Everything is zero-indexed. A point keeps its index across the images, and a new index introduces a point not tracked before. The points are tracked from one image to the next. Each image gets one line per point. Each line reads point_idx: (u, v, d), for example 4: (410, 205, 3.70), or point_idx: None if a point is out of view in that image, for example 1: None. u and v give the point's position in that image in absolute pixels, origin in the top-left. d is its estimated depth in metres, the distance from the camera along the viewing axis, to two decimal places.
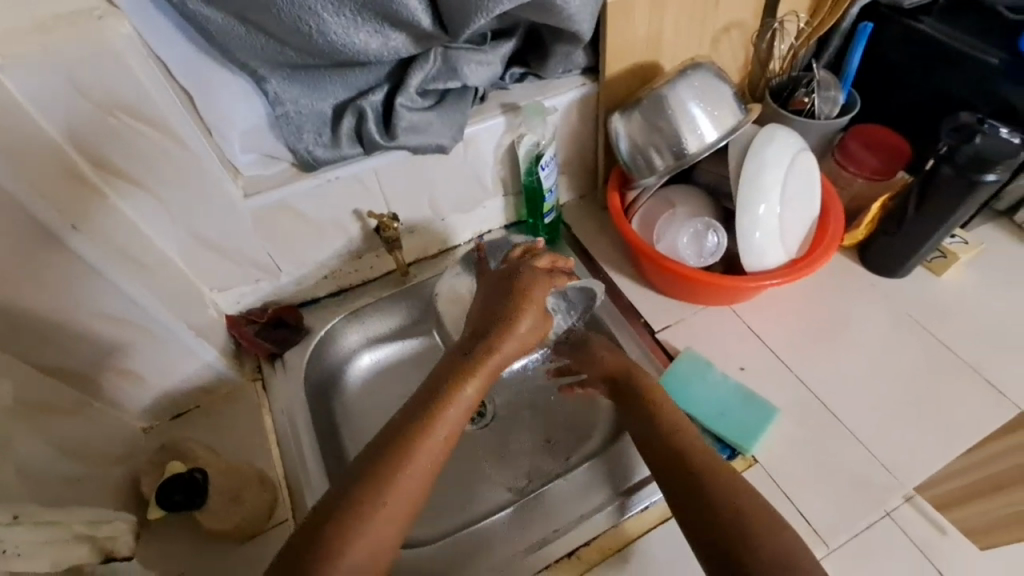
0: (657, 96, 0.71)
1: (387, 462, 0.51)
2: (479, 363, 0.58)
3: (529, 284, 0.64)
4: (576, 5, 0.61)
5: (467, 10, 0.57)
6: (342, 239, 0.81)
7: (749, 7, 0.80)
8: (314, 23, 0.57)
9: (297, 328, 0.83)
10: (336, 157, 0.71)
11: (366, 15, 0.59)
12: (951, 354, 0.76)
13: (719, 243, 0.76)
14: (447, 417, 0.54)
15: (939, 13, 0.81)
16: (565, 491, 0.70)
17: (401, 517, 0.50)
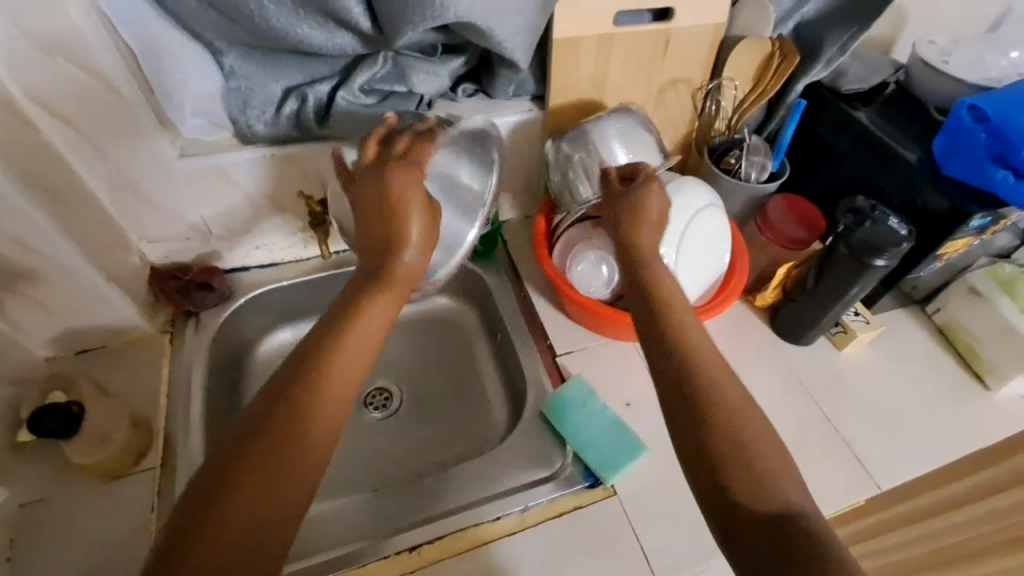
0: (583, 130, 0.76)
1: (301, 393, 0.52)
2: (388, 282, 0.61)
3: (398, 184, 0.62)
4: (501, 33, 0.66)
5: (401, 21, 0.62)
6: (277, 213, 0.84)
7: (697, 68, 0.85)
8: (258, 10, 0.62)
9: (218, 291, 0.85)
10: (275, 134, 0.75)
11: (308, 10, 0.63)
12: (826, 425, 0.80)
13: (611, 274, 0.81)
14: (361, 331, 0.58)
15: (876, 103, 0.85)
16: (460, 477, 0.75)
17: (315, 435, 0.52)
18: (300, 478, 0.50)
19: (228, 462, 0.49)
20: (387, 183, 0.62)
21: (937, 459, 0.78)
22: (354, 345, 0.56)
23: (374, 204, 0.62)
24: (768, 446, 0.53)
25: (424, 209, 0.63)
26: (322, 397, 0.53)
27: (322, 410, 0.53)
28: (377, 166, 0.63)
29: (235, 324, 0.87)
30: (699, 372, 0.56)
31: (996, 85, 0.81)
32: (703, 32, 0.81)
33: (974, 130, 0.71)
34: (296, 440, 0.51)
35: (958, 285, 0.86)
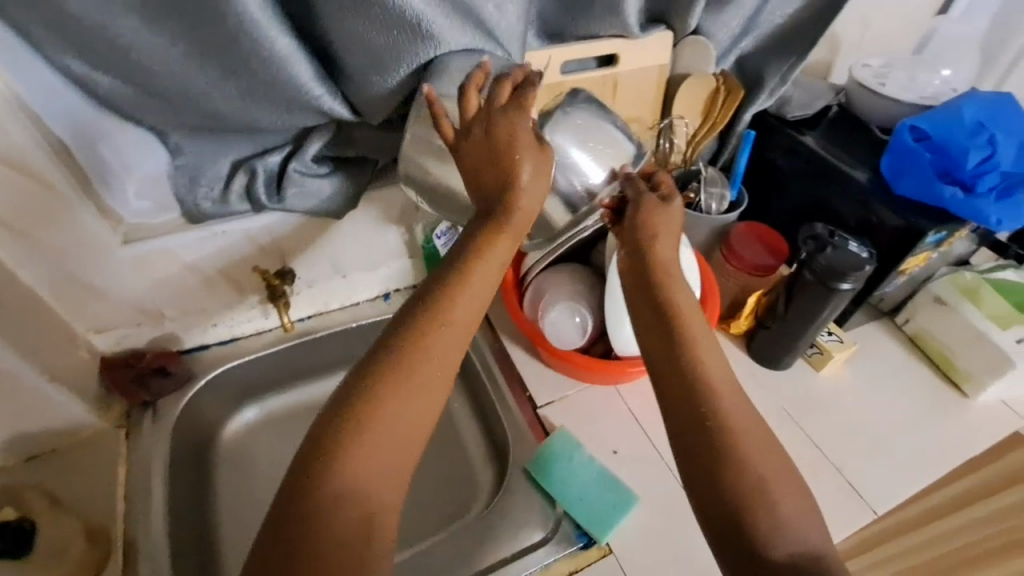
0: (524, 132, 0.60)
1: (411, 335, 0.54)
2: (500, 228, 0.57)
3: (511, 136, 0.56)
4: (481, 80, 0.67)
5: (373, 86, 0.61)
6: (231, 288, 0.81)
7: (647, 106, 0.86)
8: (206, 98, 0.60)
9: (178, 376, 0.80)
10: (224, 212, 0.71)
11: (257, 101, 0.61)
12: (816, 453, 0.79)
13: (584, 323, 0.78)
14: (473, 274, 0.57)
15: (820, 126, 0.87)
16: (449, 550, 0.71)
17: (437, 371, 0.54)
18: (410, 438, 0.52)
19: (335, 426, 0.50)
20: (496, 133, 0.56)
21: (928, 474, 0.77)
22: (467, 288, 0.56)
23: (490, 157, 0.56)
24: (783, 483, 0.51)
25: (533, 160, 0.57)
26: (439, 333, 0.54)
27: (442, 347, 0.54)
28: (483, 119, 0.57)
29: (196, 409, 0.82)
30: (707, 409, 0.54)
31: (931, 103, 0.84)
32: (649, 73, 0.83)
33: (918, 150, 0.73)
34: (407, 401, 0.52)
35: (923, 295, 0.88)
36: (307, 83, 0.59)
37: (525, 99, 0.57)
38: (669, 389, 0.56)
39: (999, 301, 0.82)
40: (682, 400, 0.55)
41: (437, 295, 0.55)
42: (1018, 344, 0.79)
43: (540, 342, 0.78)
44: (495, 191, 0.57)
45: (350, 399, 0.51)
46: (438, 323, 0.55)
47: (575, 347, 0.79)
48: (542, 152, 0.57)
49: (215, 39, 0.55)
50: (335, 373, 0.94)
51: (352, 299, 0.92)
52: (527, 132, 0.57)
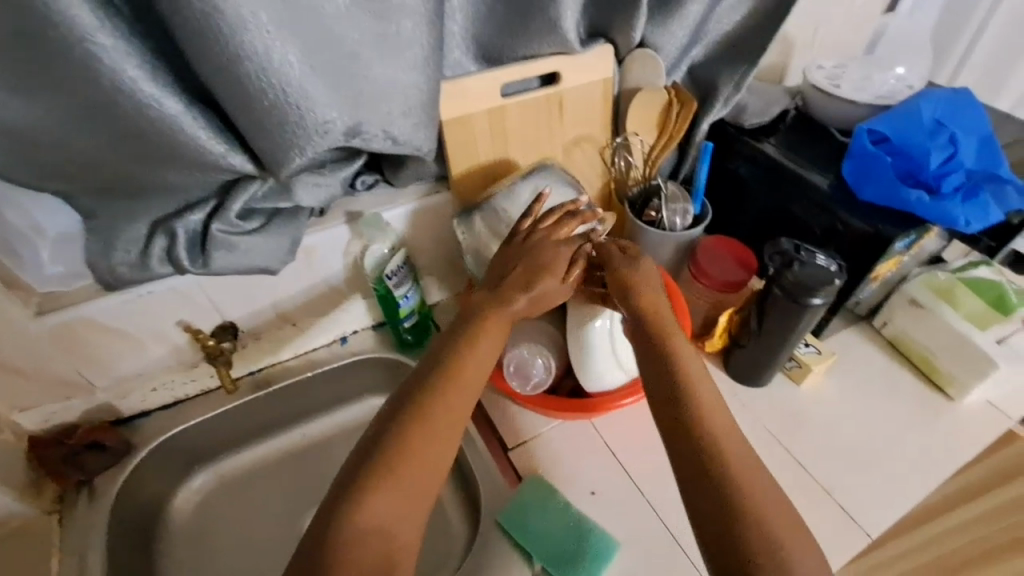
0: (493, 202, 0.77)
1: (433, 377, 0.58)
2: (501, 306, 0.63)
3: (550, 247, 0.66)
4: (398, 130, 0.59)
5: (265, 150, 0.55)
6: (170, 350, 0.75)
7: (596, 123, 0.84)
8: (114, 163, 0.56)
9: (116, 450, 0.74)
10: (143, 277, 0.65)
11: (156, 162, 0.57)
12: (805, 473, 0.75)
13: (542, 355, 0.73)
14: (481, 337, 0.62)
15: (777, 133, 0.85)
16: None
17: (458, 410, 0.57)
18: (434, 475, 0.53)
19: (365, 462, 0.52)
20: (538, 242, 0.67)
21: (923, 485, 0.73)
22: (484, 340, 0.62)
23: (526, 254, 0.66)
24: (790, 533, 0.49)
25: (553, 280, 0.65)
26: (459, 377, 0.58)
27: (464, 389, 0.58)
28: (534, 231, 0.69)
29: (137, 485, 0.75)
30: (712, 456, 0.53)
31: (888, 101, 0.82)
32: (592, 88, 0.80)
33: (878, 154, 0.71)
34: (432, 434, 0.54)
35: (898, 297, 0.85)
36: (205, 144, 0.55)
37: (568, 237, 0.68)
38: (671, 439, 0.56)
39: (975, 300, 0.80)
40: (686, 447, 0.54)
41: (455, 343, 0.61)
42: (998, 344, 0.77)
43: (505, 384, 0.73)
44: (515, 277, 0.65)
45: (376, 438, 0.54)
46: (459, 372, 0.59)
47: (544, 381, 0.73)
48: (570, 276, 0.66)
49: (98, 106, 0.50)
50: (293, 425, 0.88)
51: (306, 347, 0.87)
52: (562, 256, 0.66)
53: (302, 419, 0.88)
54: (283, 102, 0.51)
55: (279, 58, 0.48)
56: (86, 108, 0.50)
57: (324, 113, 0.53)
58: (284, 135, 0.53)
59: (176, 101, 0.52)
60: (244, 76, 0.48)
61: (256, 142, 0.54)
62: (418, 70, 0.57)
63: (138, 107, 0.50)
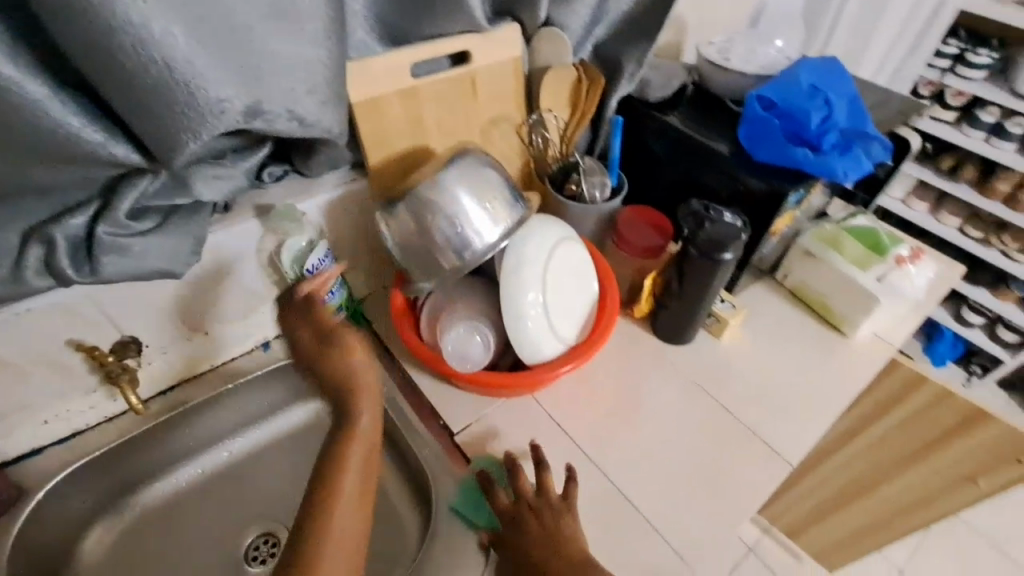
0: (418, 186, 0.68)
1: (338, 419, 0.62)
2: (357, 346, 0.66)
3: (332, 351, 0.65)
4: (303, 108, 0.56)
5: (148, 135, 0.49)
6: (62, 375, 0.67)
7: (511, 102, 0.85)
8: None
9: (4, 497, 0.65)
10: (19, 292, 0.57)
11: (18, 157, 0.49)
12: (732, 417, 0.81)
13: (487, 336, 0.73)
14: (359, 369, 0.64)
15: (680, 105, 0.90)
16: None
17: (366, 441, 0.61)
18: (364, 501, 0.58)
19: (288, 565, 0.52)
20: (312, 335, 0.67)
21: (830, 413, 0.82)
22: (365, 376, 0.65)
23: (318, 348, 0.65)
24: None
25: (353, 362, 0.64)
26: (355, 410, 0.62)
27: (367, 420, 0.62)
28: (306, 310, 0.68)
29: (37, 533, 0.66)
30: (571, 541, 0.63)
31: (771, 72, 0.90)
32: (503, 67, 0.81)
33: (767, 118, 0.78)
34: (348, 469, 0.59)
35: (795, 250, 0.94)
36: (77, 132, 0.49)
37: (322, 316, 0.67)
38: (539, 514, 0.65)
39: (856, 246, 0.90)
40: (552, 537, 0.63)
41: (342, 381, 0.64)
42: (878, 283, 0.87)
43: (448, 368, 0.70)
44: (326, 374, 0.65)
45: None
46: (352, 406, 0.63)
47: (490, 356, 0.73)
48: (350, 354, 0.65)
49: None
50: (218, 444, 0.81)
51: (224, 357, 0.80)
52: (350, 343, 0.65)
53: (227, 436, 0.82)
54: (168, 80, 0.46)
55: (158, 31, 0.44)
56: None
57: (218, 91, 0.49)
58: (174, 116, 0.48)
59: (39, 83, 0.46)
60: (118, 50, 0.43)
61: (140, 127, 0.49)
62: (319, 45, 0.55)
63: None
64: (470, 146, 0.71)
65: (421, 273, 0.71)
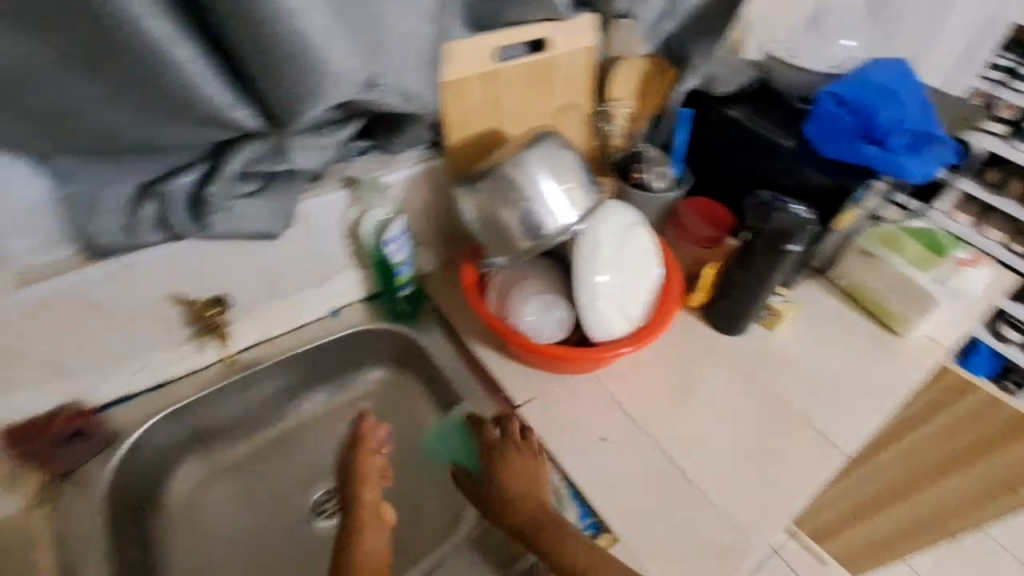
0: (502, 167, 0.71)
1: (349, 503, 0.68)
2: (363, 454, 0.72)
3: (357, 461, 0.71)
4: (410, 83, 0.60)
5: (278, 99, 0.53)
6: (158, 327, 0.71)
7: (581, 91, 0.88)
8: (110, 122, 0.53)
9: (101, 437, 0.70)
10: (135, 245, 0.62)
11: (161, 114, 0.54)
12: (787, 406, 0.82)
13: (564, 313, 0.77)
14: (370, 457, 0.71)
15: (745, 99, 0.91)
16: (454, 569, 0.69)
17: (378, 516, 0.67)
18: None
19: None
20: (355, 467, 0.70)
21: (884, 409, 0.83)
22: (372, 460, 0.71)
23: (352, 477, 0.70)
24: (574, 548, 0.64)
25: (370, 461, 0.71)
26: (368, 484, 0.69)
27: (377, 495, 0.69)
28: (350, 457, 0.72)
29: (131, 468, 0.72)
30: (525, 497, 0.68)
31: (838, 70, 0.91)
32: (575, 56, 0.83)
33: (838, 115, 0.80)
34: (365, 544, 0.64)
35: (852, 248, 0.95)
36: (216, 94, 0.53)
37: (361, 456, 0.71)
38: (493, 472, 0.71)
39: (917, 245, 0.91)
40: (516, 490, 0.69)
41: (353, 468, 0.70)
42: (940, 283, 0.89)
43: (523, 341, 0.73)
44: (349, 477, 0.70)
45: None
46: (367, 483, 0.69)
47: (559, 335, 0.77)
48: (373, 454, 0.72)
49: (106, 46, 0.47)
50: (286, 405, 0.86)
51: (298, 322, 0.84)
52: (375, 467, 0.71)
53: (295, 397, 0.86)
54: (305, 48, 0.50)
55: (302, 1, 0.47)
56: (92, 48, 0.48)
57: (345, 61, 0.52)
58: (305, 82, 0.52)
59: (188, 45, 0.49)
60: (266, 17, 0.47)
61: (272, 91, 0.53)
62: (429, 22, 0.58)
63: (148, 49, 0.48)
64: (547, 130, 0.74)
65: (497, 250, 0.74)
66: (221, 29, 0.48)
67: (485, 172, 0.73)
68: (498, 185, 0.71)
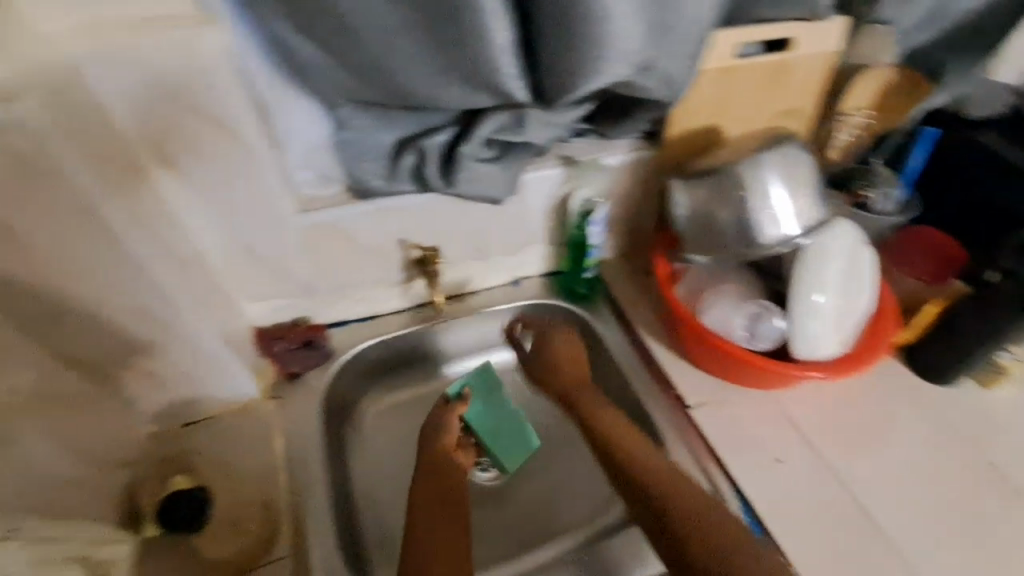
0: (734, 166, 0.69)
1: (421, 452, 0.70)
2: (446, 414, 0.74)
3: (438, 428, 0.72)
4: (676, 71, 0.60)
5: (560, 74, 0.56)
6: (381, 265, 0.80)
7: (811, 95, 0.82)
8: (406, 77, 0.58)
9: (323, 350, 0.81)
10: (390, 190, 0.70)
11: (450, 74, 0.58)
12: (1000, 475, 0.73)
13: (779, 327, 0.72)
14: (451, 419, 0.73)
15: (1001, 125, 0.84)
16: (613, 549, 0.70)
17: (446, 465, 0.68)
18: (453, 512, 0.63)
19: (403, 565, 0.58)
20: (428, 429, 0.72)
21: None
22: (449, 416, 0.73)
23: (434, 435, 0.71)
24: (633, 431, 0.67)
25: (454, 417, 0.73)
26: (444, 439, 0.71)
27: (451, 450, 0.71)
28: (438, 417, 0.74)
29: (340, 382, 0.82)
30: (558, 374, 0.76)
31: None
32: (817, 60, 0.78)
33: None
34: (442, 481, 0.66)
35: None
36: (504, 62, 0.56)
37: (437, 413, 0.74)
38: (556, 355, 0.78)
39: None
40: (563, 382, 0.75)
41: (430, 425, 0.73)
42: None
43: (720, 343, 0.72)
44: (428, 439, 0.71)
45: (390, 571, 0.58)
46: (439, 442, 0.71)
47: (756, 348, 0.73)
48: (446, 411, 0.74)
49: (436, 3, 0.52)
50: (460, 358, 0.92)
51: (486, 284, 0.90)
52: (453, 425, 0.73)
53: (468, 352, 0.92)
54: (605, 29, 0.52)
55: None
56: (421, 14, 0.53)
57: (633, 45, 0.54)
58: (592, 60, 0.54)
59: (501, 12, 0.53)
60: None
61: (556, 64, 0.55)
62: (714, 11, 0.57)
63: (471, 13, 0.51)
64: (787, 135, 0.71)
65: (704, 251, 0.73)
66: (541, 0, 0.51)
67: (712, 170, 0.72)
68: (722, 185, 0.69)
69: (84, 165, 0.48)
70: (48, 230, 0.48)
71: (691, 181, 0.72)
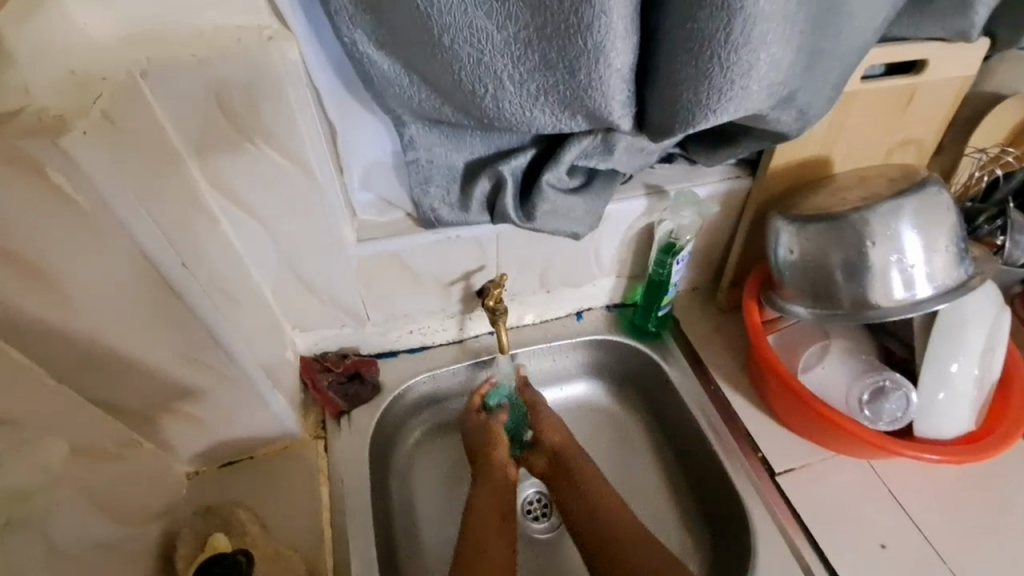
0: (866, 211, 0.59)
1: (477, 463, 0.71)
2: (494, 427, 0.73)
3: (486, 443, 0.72)
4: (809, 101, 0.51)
5: (685, 106, 0.47)
6: (438, 295, 0.73)
7: (934, 126, 0.71)
8: (499, 102, 0.49)
9: (371, 384, 0.74)
10: (461, 220, 0.62)
11: (550, 99, 0.48)
12: None
13: (907, 406, 0.63)
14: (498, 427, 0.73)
15: None
16: None
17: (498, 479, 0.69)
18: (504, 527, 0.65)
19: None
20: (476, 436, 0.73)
21: None
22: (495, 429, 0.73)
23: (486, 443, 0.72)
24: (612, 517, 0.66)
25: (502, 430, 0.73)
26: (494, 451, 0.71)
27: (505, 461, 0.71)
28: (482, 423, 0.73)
29: (387, 420, 0.74)
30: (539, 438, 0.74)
31: None
32: (949, 85, 0.67)
33: None
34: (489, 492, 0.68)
35: None
36: (619, 89, 0.47)
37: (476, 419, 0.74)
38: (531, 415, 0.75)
39: None
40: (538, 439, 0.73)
41: (475, 435, 0.73)
42: None
43: (824, 408, 0.63)
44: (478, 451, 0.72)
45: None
46: (486, 456, 0.71)
47: (874, 424, 0.64)
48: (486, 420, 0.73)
49: (550, 14, 0.42)
50: None
51: (546, 316, 0.82)
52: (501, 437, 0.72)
53: None
54: (754, 58, 0.43)
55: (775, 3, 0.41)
56: (535, 28, 0.44)
57: (777, 74, 0.45)
58: (731, 91, 0.45)
59: (625, 31, 0.43)
60: (737, 15, 0.41)
61: (684, 94, 0.46)
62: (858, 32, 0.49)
63: (592, 32, 0.42)
64: (922, 177, 0.62)
65: (812, 304, 0.63)
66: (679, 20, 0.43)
67: (828, 212, 0.61)
68: (845, 231, 0.59)
69: (139, 206, 0.41)
70: (95, 274, 0.41)
71: (800, 221, 0.62)
